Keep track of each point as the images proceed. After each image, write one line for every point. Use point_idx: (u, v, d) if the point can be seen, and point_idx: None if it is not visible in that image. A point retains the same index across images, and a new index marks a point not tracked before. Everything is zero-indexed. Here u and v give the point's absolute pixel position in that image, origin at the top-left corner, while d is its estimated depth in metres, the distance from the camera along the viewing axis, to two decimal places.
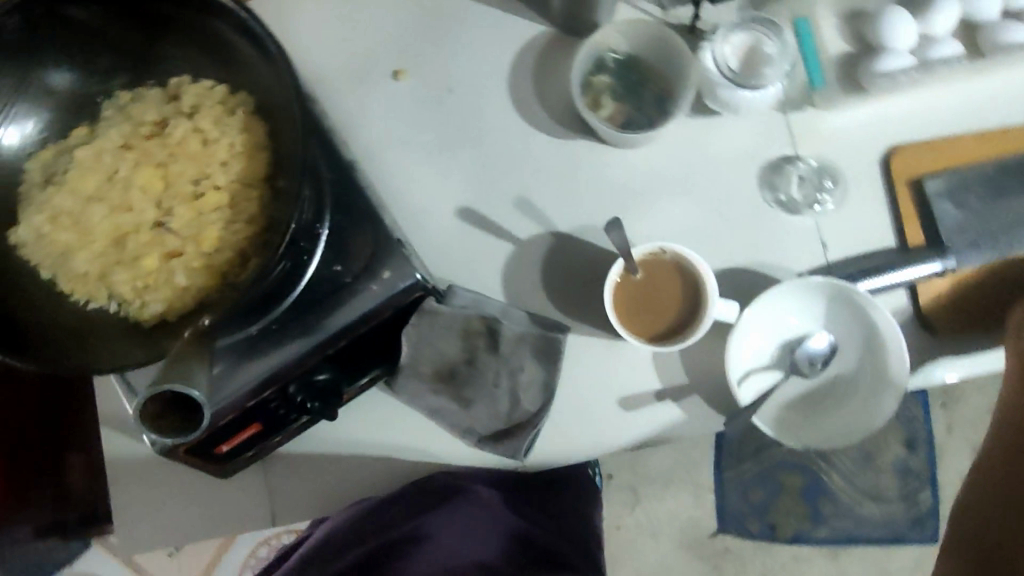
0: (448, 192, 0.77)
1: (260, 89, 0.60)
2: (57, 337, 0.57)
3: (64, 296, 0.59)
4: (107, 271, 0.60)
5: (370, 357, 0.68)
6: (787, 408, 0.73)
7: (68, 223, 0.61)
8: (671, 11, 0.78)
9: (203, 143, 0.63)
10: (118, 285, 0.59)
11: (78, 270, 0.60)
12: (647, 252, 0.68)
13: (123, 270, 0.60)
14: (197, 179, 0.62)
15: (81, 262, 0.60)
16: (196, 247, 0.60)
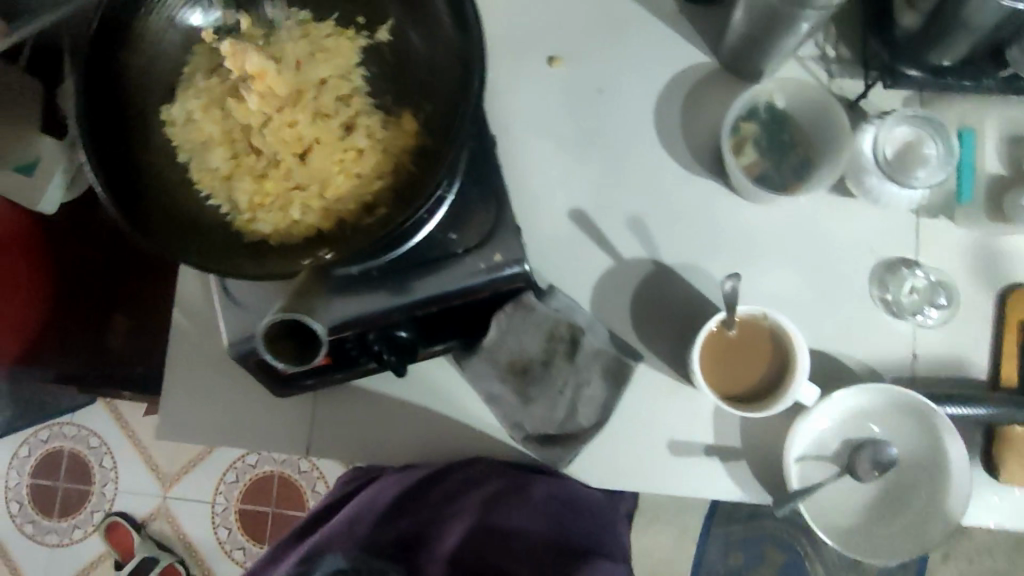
0: (567, 190, 0.77)
1: (443, 47, 0.60)
2: (167, 219, 0.56)
3: (185, 183, 0.59)
4: (231, 174, 0.60)
5: (452, 328, 0.69)
6: (834, 509, 0.70)
7: (215, 115, 0.62)
8: (836, 82, 0.77)
9: (364, 89, 0.64)
10: (239, 190, 0.60)
11: (203, 163, 0.60)
12: (752, 313, 0.66)
13: (250, 177, 0.60)
14: (347, 118, 0.62)
15: (214, 157, 0.61)
16: (322, 183, 0.60)
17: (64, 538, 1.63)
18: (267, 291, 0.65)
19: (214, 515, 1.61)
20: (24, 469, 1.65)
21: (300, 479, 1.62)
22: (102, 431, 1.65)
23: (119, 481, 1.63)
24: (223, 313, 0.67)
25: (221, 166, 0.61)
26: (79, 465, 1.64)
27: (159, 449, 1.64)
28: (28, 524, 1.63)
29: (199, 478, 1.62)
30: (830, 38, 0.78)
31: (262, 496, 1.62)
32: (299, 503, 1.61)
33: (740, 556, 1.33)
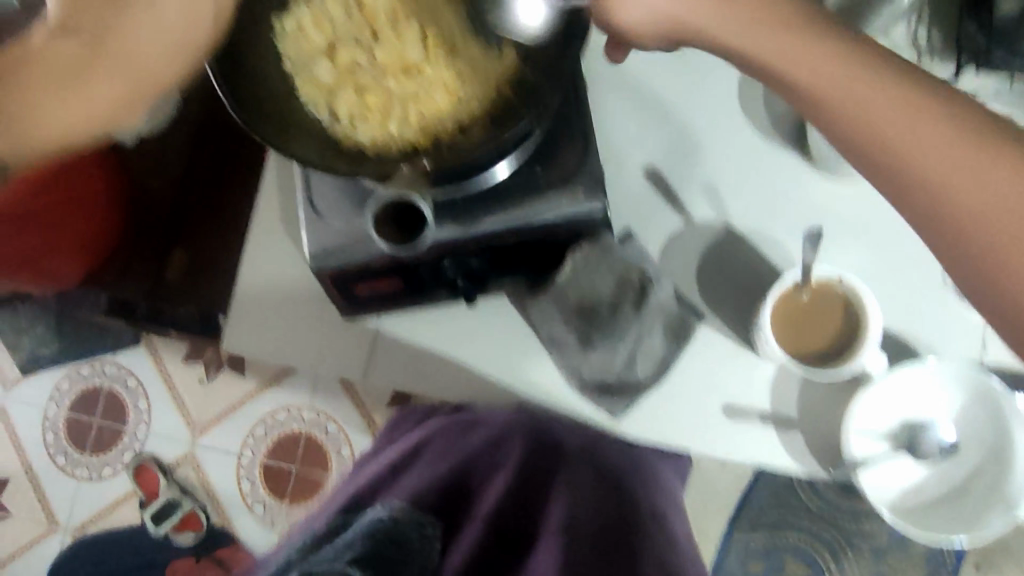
0: (645, 147, 0.77)
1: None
2: (271, 119, 0.60)
3: (290, 90, 0.63)
4: (335, 86, 0.63)
5: (524, 263, 0.71)
6: (891, 484, 0.70)
7: (324, 29, 0.64)
8: (926, 64, 0.76)
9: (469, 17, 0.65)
10: (340, 101, 0.62)
11: (309, 73, 0.63)
12: (824, 278, 0.67)
13: (352, 91, 0.63)
14: (451, 44, 0.65)
15: (320, 68, 0.63)
16: (421, 104, 0.63)
17: (95, 473, 1.56)
18: (352, 208, 0.68)
19: (241, 467, 1.54)
20: (60, 402, 1.59)
21: (327, 441, 1.53)
22: (139, 370, 1.59)
23: (153, 422, 1.57)
24: (305, 227, 0.69)
25: (325, 77, 0.64)
26: (114, 403, 1.58)
27: (182, 395, 1.57)
28: (61, 455, 1.57)
29: (230, 427, 1.55)
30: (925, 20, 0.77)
31: (289, 453, 1.54)
32: (324, 464, 1.53)
33: (760, 563, 1.26)
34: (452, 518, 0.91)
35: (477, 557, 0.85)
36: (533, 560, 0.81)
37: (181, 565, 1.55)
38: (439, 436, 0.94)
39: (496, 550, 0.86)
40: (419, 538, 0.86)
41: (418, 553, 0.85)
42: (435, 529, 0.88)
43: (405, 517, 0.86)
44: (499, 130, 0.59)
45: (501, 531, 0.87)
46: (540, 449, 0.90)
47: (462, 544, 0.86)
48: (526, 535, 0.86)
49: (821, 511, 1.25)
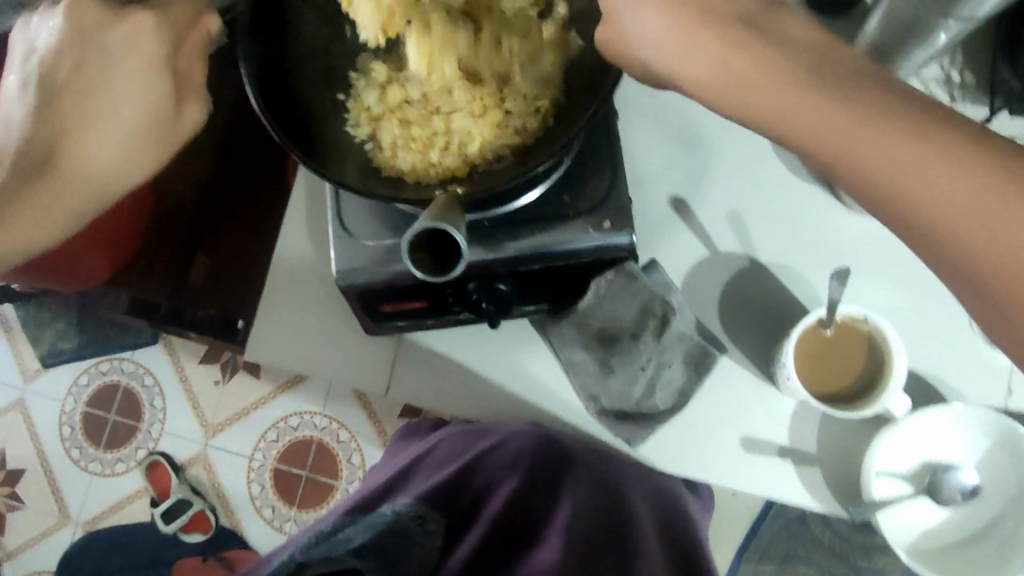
0: (673, 175, 0.77)
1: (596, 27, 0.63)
2: (318, 143, 0.64)
3: (342, 119, 0.67)
4: (381, 115, 0.66)
5: (548, 289, 0.71)
6: (912, 526, 0.69)
7: (379, 65, 0.68)
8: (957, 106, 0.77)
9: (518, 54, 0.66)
10: (385, 130, 0.65)
11: (360, 105, 0.67)
12: (850, 315, 0.67)
13: (397, 120, 0.66)
14: (497, 79, 0.65)
15: (370, 98, 0.67)
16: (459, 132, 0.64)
17: (107, 468, 1.58)
18: (381, 227, 0.69)
19: (251, 470, 1.55)
20: (77, 397, 1.62)
21: (338, 448, 1.54)
22: (156, 369, 1.61)
23: (167, 422, 1.59)
24: (333, 242, 0.69)
25: (374, 107, 0.67)
26: (130, 401, 1.60)
27: (202, 396, 1.59)
28: (75, 448, 1.59)
29: (243, 430, 1.57)
30: (957, 62, 0.77)
31: (300, 459, 1.54)
32: (334, 471, 1.54)
33: None
34: (455, 515, 0.83)
35: (478, 556, 0.78)
36: (532, 557, 0.76)
37: (188, 564, 1.56)
38: (449, 440, 0.87)
39: (502, 547, 0.79)
40: (422, 535, 0.81)
41: (418, 542, 0.80)
42: (439, 525, 0.82)
43: (407, 512, 0.81)
44: (532, 158, 0.60)
45: (506, 531, 0.80)
46: (539, 462, 0.79)
47: (463, 546, 0.80)
48: (529, 536, 0.79)
49: (831, 545, 1.23)
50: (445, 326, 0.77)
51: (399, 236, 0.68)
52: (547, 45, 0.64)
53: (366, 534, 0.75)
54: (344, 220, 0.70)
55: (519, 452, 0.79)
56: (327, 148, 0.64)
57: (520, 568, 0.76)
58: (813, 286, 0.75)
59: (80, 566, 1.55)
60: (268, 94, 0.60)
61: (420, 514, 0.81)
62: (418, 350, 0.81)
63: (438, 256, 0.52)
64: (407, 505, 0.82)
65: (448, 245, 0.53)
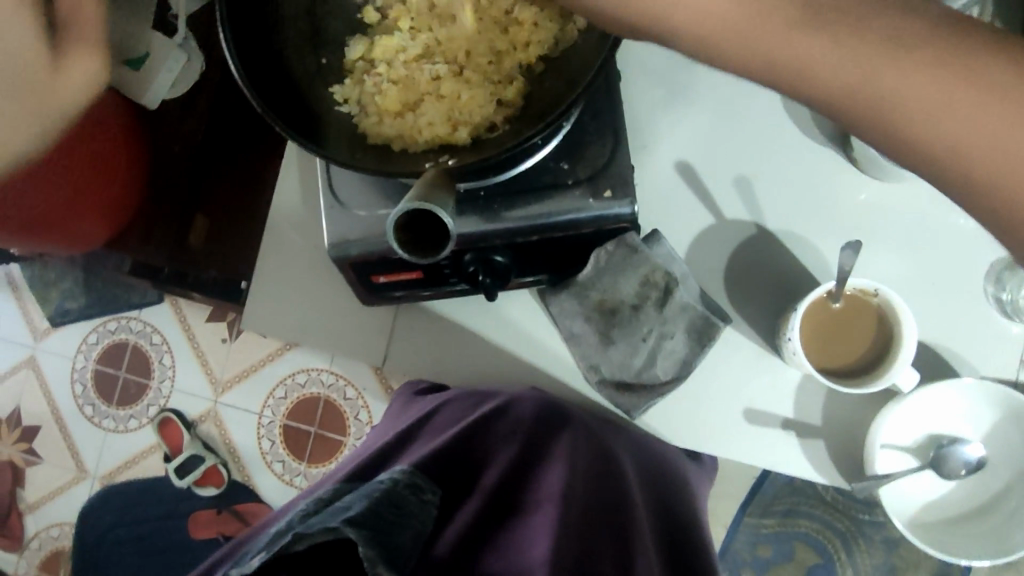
0: (679, 138, 0.74)
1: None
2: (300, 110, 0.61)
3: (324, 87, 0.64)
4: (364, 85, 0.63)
5: (547, 260, 0.69)
6: (916, 499, 0.69)
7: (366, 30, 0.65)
8: None
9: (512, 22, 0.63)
10: (370, 98, 0.62)
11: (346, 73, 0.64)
12: (860, 288, 0.65)
13: (382, 87, 0.62)
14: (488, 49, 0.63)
15: (356, 67, 0.64)
16: (449, 102, 0.61)
17: (120, 424, 1.61)
18: (374, 196, 0.67)
19: (261, 426, 1.57)
20: (88, 356, 1.63)
21: (344, 404, 1.55)
22: (163, 328, 1.62)
23: (176, 379, 1.60)
24: (324, 212, 0.67)
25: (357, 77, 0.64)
26: (139, 358, 1.62)
27: (212, 354, 1.60)
28: (88, 406, 1.62)
29: (250, 388, 1.58)
30: (985, 13, 0.72)
31: (308, 415, 1.55)
32: (342, 427, 1.55)
33: (769, 548, 1.25)
34: (454, 485, 0.73)
35: (474, 527, 0.68)
36: (526, 525, 0.66)
37: (202, 516, 1.58)
38: (452, 404, 0.78)
39: (494, 520, 0.69)
40: (419, 504, 0.66)
41: (417, 512, 0.65)
42: (436, 494, 0.70)
43: (405, 479, 0.67)
44: (529, 126, 0.58)
45: (503, 501, 0.71)
46: (541, 429, 0.73)
47: (459, 516, 0.70)
48: (527, 501, 0.69)
49: (834, 499, 1.24)
50: (443, 296, 0.76)
51: (393, 207, 0.66)
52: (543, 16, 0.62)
53: (346, 503, 0.62)
54: (334, 189, 0.67)
55: (524, 419, 0.73)
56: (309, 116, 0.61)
57: (516, 554, 0.63)
58: (822, 255, 0.72)
59: (99, 518, 1.58)
60: (245, 61, 0.56)
61: (414, 483, 0.67)
62: (417, 318, 0.80)
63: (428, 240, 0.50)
64: (403, 472, 0.69)
65: (436, 227, 0.50)
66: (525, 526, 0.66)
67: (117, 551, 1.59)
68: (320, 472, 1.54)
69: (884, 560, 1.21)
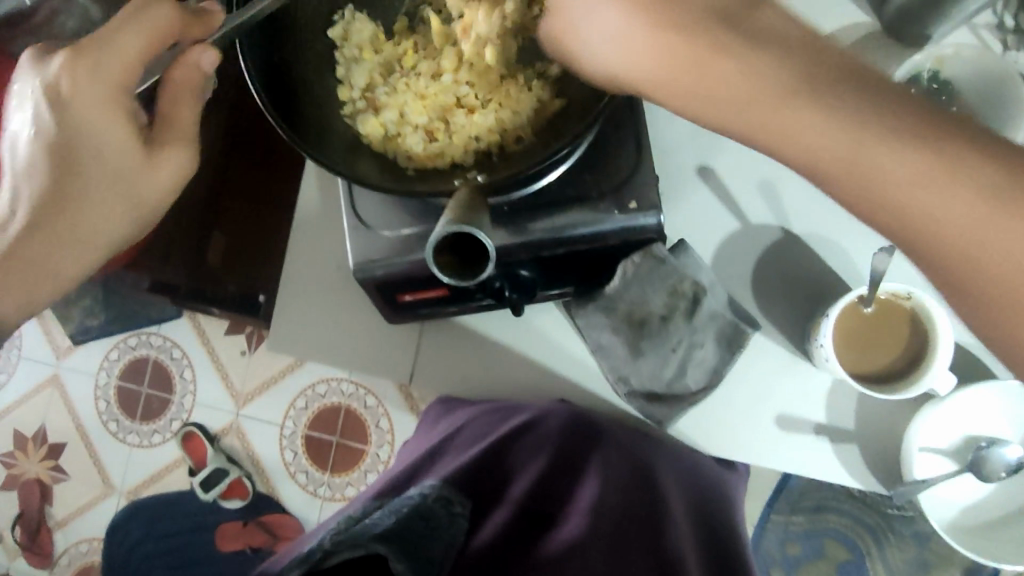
0: (702, 144, 0.73)
1: None
2: (329, 135, 0.63)
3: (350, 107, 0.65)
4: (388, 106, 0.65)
5: (573, 274, 0.69)
6: (955, 502, 0.68)
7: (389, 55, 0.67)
8: (1011, 54, 0.71)
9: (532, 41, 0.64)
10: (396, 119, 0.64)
11: (371, 95, 0.66)
12: (893, 292, 0.65)
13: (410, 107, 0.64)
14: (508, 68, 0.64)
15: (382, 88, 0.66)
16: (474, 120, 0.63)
17: (144, 440, 1.62)
18: (398, 216, 0.67)
19: (283, 437, 1.57)
20: (112, 373, 1.65)
21: (365, 413, 1.55)
22: (184, 342, 1.63)
23: (198, 394, 1.61)
24: (348, 232, 0.67)
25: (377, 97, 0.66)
26: (161, 374, 1.63)
27: (234, 368, 1.60)
28: (112, 422, 1.63)
29: (271, 399, 1.58)
30: (1010, 6, 0.71)
31: (329, 425, 1.55)
32: (363, 436, 1.54)
33: (797, 546, 1.24)
34: (482, 500, 0.71)
35: (503, 538, 0.66)
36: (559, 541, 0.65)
37: (228, 528, 1.59)
38: (473, 419, 0.74)
39: (525, 531, 0.67)
40: (448, 520, 0.66)
41: (445, 526, 0.65)
42: (465, 507, 0.69)
43: (433, 492, 0.68)
44: (552, 145, 0.58)
45: (532, 509, 0.69)
46: (568, 445, 0.71)
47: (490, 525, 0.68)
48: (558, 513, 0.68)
49: (861, 495, 1.22)
50: (469, 311, 0.75)
51: (417, 225, 0.66)
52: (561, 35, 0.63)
53: (377, 518, 0.62)
54: (356, 210, 0.67)
55: (552, 434, 0.71)
56: (340, 138, 0.63)
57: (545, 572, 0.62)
58: (852, 257, 0.71)
59: (128, 533, 1.59)
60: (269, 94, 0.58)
61: (443, 496, 0.68)
62: (444, 332, 0.80)
63: (461, 259, 0.52)
64: (431, 485, 0.69)
65: (472, 246, 0.52)
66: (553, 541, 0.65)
67: (146, 565, 1.60)
68: (343, 482, 1.54)
69: (917, 557, 1.19)
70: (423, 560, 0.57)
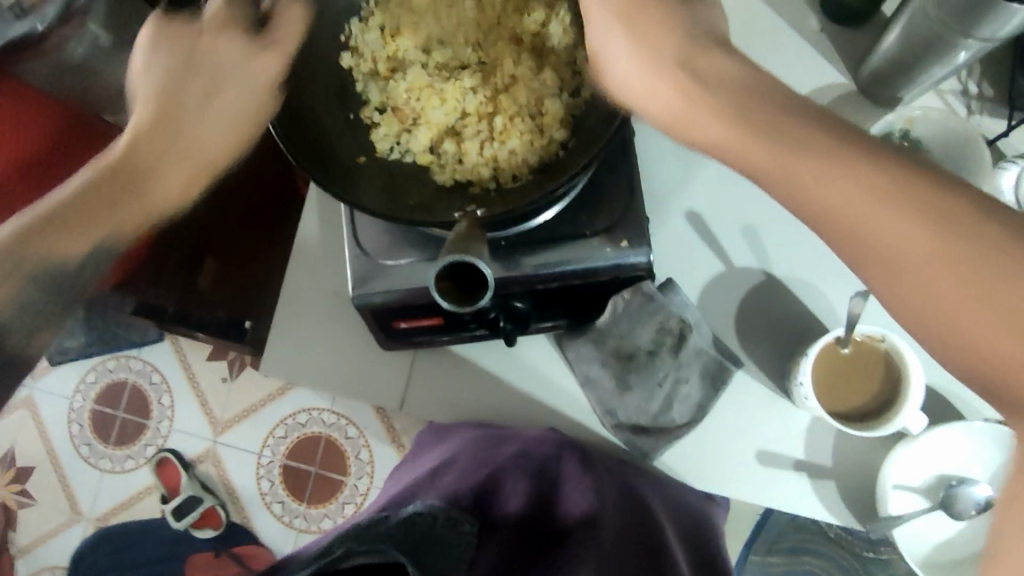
0: (689, 190, 0.77)
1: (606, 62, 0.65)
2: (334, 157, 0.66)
3: (354, 134, 0.68)
4: (393, 135, 0.68)
5: (565, 307, 0.72)
6: (929, 538, 0.71)
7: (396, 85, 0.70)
8: (975, 118, 0.76)
9: (535, 83, 0.68)
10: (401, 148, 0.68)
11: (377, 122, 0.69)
12: (868, 334, 0.68)
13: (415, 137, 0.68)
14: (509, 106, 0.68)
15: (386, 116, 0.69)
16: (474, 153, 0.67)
17: (117, 465, 1.59)
18: (398, 245, 0.69)
19: (261, 466, 1.55)
20: (89, 396, 1.62)
21: (346, 444, 1.54)
22: (165, 367, 1.62)
23: (176, 419, 1.59)
24: (349, 260, 0.69)
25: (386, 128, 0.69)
26: (139, 398, 1.61)
27: (215, 393, 1.59)
28: (85, 446, 1.60)
29: (250, 426, 1.57)
30: (974, 74, 0.77)
31: (309, 455, 1.54)
32: (343, 467, 1.53)
33: None
34: (485, 520, 0.71)
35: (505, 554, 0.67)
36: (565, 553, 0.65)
37: (199, 559, 1.56)
38: (468, 447, 0.76)
39: (532, 546, 0.69)
40: (456, 537, 0.66)
41: (453, 545, 0.65)
42: (471, 525, 0.68)
43: (439, 513, 0.66)
44: (548, 180, 0.62)
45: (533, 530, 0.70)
46: (560, 471, 0.73)
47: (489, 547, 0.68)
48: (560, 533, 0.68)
49: (837, 536, 1.24)
50: (462, 340, 0.78)
51: (416, 255, 0.68)
52: (562, 80, 0.67)
53: (388, 534, 0.60)
54: (358, 238, 0.70)
55: (544, 458, 0.74)
56: (344, 162, 0.66)
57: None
58: (829, 301, 0.75)
59: (94, 562, 1.55)
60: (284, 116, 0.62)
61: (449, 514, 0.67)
62: (437, 361, 0.82)
63: (462, 287, 0.54)
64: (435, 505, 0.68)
65: (471, 276, 0.54)
66: (566, 551, 0.66)
67: None
68: (321, 513, 1.52)
69: None
70: (430, 566, 0.60)
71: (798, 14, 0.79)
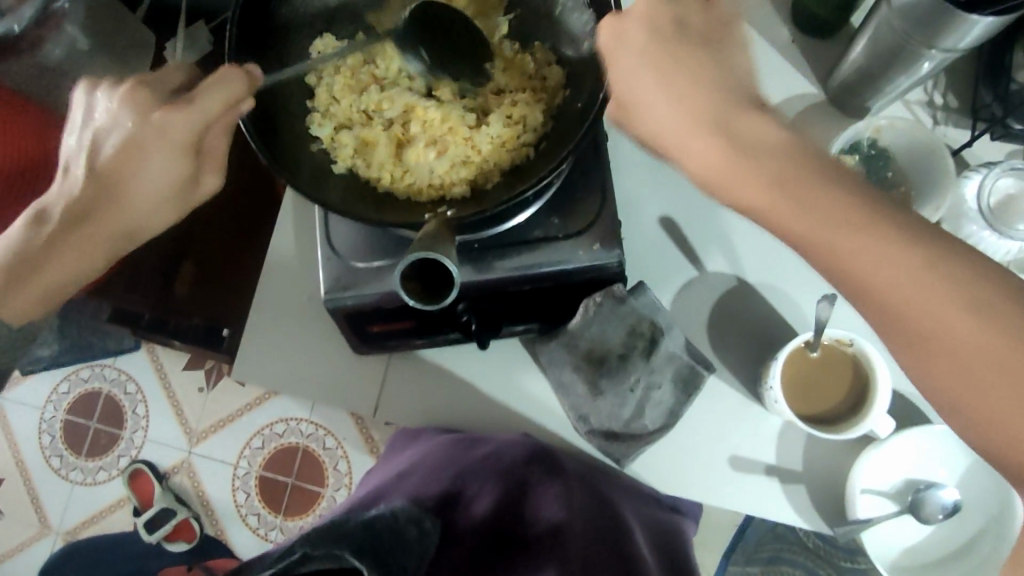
0: (662, 196, 0.78)
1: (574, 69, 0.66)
2: (296, 154, 0.64)
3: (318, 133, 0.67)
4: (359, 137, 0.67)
5: (538, 311, 0.72)
6: (896, 543, 0.71)
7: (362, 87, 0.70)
8: (941, 128, 0.78)
9: (499, 90, 0.69)
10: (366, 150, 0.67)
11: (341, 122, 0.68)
12: (836, 338, 0.69)
13: (381, 140, 0.68)
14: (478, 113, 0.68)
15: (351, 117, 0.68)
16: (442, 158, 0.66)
17: (88, 477, 1.55)
18: (370, 248, 0.69)
19: (235, 477, 1.52)
20: (61, 406, 1.59)
21: (323, 455, 1.52)
22: (139, 376, 1.59)
23: (150, 430, 1.56)
24: (320, 261, 0.69)
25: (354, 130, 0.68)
26: (113, 409, 1.58)
27: (189, 403, 1.56)
28: (55, 458, 1.56)
29: (225, 437, 1.54)
30: (939, 86, 0.79)
31: (285, 466, 1.52)
32: (320, 478, 1.51)
33: None
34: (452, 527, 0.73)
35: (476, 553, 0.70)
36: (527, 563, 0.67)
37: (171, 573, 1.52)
38: (438, 450, 0.75)
39: (496, 549, 0.70)
40: (417, 535, 0.67)
41: (415, 543, 0.66)
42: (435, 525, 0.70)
43: (402, 512, 0.68)
44: (519, 184, 0.62)
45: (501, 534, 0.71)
46: (531, 475, 0.72)
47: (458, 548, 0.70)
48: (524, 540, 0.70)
49: (815, 548, 1.24)
50: (437, 344, 0.77)
51: (387, 258, 0.68)
52: (530, 87, 0.68)
53: (348, 530, 0.63)
54: (329, 241, 0.69)
55: (513, 464, 0.72)
56: (310, 163, 0.65)
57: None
58: (802, 307, 0.76)
59: None
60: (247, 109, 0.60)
61: (414, 516, 0.68)
62: (411, 366, 0.81)
63: (429, 285, 0.54)
64: (400, 506, 0.69)
65: (440, 273, 0.54)
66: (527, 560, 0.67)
67: None
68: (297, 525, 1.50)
69: None
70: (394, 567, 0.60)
71: (770, 26, 0.81)
